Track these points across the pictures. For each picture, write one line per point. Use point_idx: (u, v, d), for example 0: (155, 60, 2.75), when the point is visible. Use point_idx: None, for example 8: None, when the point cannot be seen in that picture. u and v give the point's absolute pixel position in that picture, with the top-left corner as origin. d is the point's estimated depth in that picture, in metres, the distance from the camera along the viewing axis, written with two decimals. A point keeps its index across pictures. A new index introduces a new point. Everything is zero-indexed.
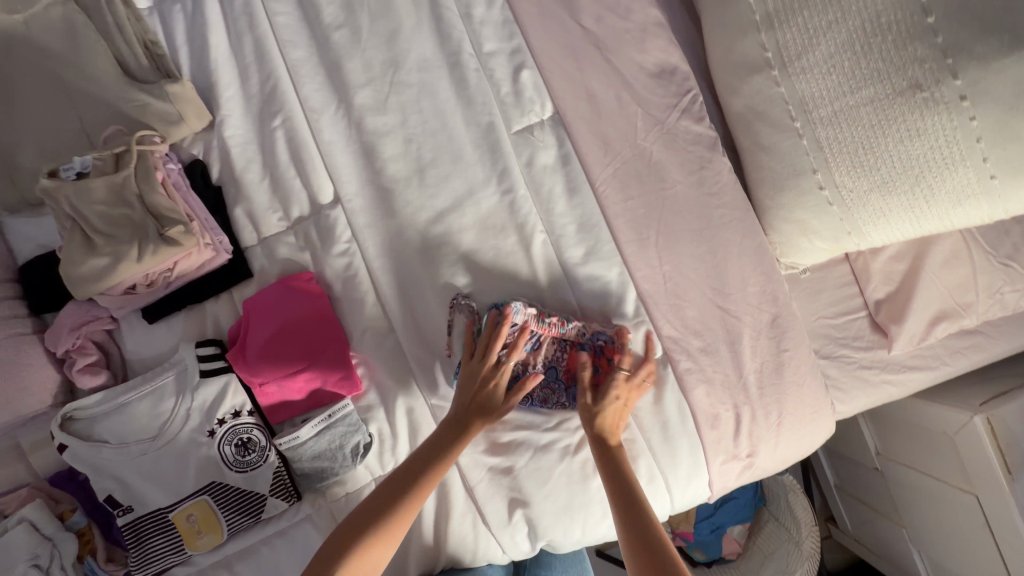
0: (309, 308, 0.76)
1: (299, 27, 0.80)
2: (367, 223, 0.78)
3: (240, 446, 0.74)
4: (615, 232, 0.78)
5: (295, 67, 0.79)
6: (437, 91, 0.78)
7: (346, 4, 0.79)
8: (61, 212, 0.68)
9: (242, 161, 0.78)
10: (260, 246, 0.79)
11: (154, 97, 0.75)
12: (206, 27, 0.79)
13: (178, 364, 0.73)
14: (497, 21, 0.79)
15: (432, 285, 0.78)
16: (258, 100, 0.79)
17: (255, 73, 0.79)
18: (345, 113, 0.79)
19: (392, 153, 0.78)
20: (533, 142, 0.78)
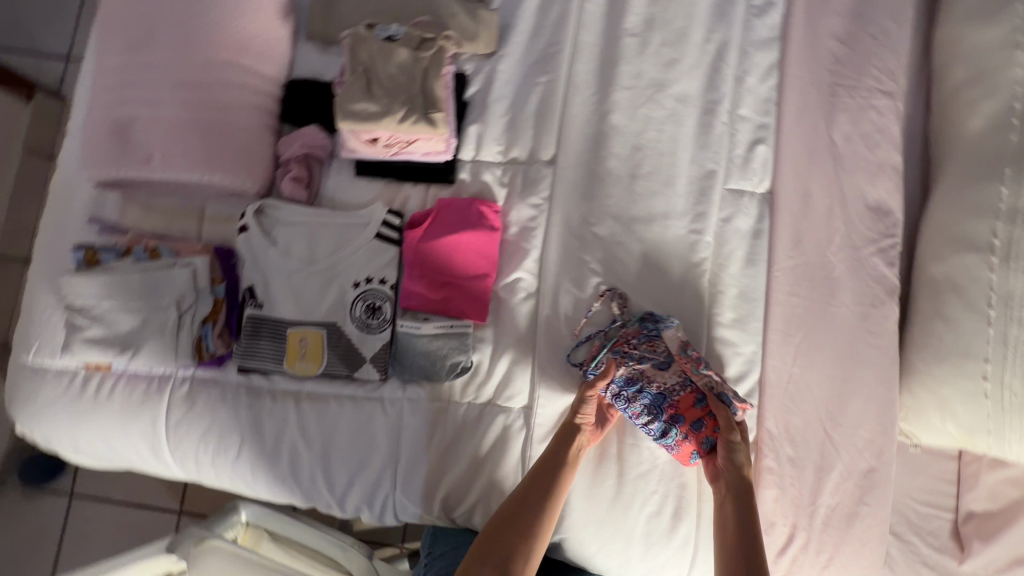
0: (484, 232, 0.83)
1: (600, 14, 0.89)
2: (566, 194, 0.85)
3: (369, 308, 0.81)
4: (767, 316, 0.82)
5: (580, 44, 0.88)
6: (682, 123, 0.85)
7: (648, 17, 0.88)
8: (362, 58, 0.79)
9: (497, 92, 0.88)
10: (470, 163, 0.87)
11: (466, 11, 0.86)
12: None
13: (364, 217, 0.82)
14: (761, 96, 0.86)
15: (592, 272, 0.83)
16: (536, 53, 0.88)
17: (546, 32, 0.88)
18: (598, 99, 0.87)
19: (618, 151, 0.86)
20: (739, 206, 0.84)
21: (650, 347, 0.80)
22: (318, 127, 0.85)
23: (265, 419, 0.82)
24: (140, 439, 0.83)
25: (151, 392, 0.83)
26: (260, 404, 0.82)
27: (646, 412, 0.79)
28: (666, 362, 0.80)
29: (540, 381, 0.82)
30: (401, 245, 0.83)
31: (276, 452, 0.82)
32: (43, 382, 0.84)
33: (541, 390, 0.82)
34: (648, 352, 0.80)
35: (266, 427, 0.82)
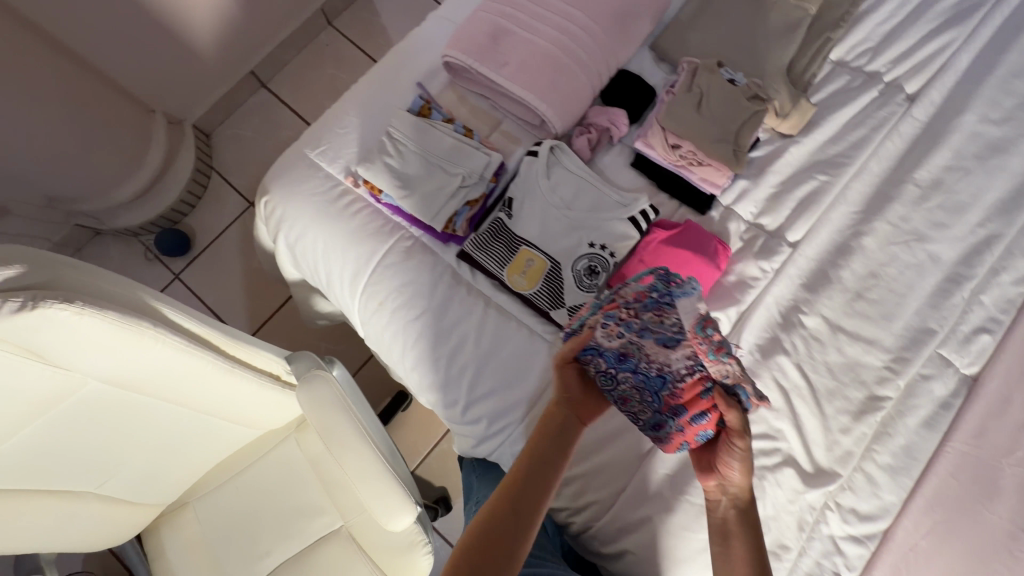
0: (710, 268, 0.90)
1: (894, 156, 0.98)
2: (792, 277, 0.92)
3: (590, 270, 0.89)
4: (919, 480, 0.84)
5: (866, 170, 0.97)
6: (925, 278, 0.91)
7: (937, 180, 0.95)
8: (700, 84, 0.91)
9: (777, 167, 0.97)
10: (725, 207, 0.96)
11: (789, 95, 0.98)
12: (851, 99, 1.00)
13: (625, 199, 0.92)
14: (1005, 296, 0.91)
15: (783, 350, 0.88)
16: (826, 156, 0.98)
17: (843, 145, 0.98)
18: (859, 219, 0.95)
19: (856, 268, 0.92)
20: (941, 373, 0.87)
21: (658, 317, 0.76)
22: (625, 114, 0.97)
23: (455, 303, 0.91)
24: (348, 262, 0.94)
25: (382, 232, 0.94)
26: (456, 288, 0.92)
27: (634, 391, 0.75)
28: (675, 340, 0.74)
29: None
30: (641, 237, 0.91)
31: (446, 334, 0.90)
32: (312, 175, 0.98)
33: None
34: (654, 324, 0.76)
35: (449, 308, 0.91)
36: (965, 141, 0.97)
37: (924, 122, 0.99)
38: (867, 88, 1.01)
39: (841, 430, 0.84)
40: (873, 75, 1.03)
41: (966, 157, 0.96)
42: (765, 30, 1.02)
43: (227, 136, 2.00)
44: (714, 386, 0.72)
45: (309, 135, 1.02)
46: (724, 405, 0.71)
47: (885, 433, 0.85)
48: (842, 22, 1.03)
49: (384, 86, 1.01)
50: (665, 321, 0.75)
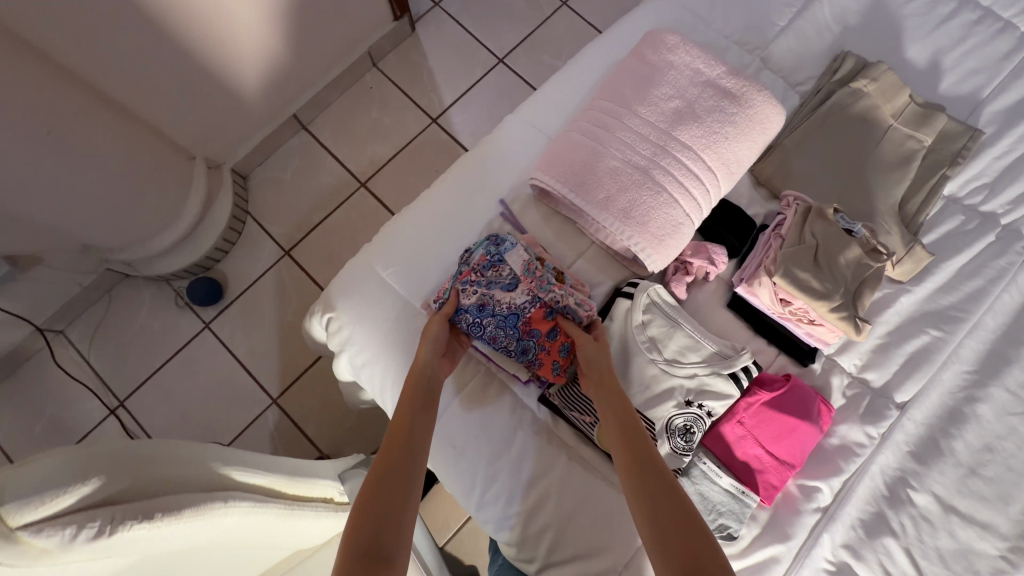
0: (814, 433, 0.83)
1: (1009, 311, 0.91)
2: (899, 445, 0.86)
3: (686, 431, 0.82)
4: None
5: (979, 325, 0.90)
6: None
7: None
8: (817, 233, 0.84)
9: (886, 317, 0.90)
10: (828, 358, 0.89)
11: (902, 238, 0.91)
12: (967, 244, 0.93)
13: (727, 352, 0.84)
14: None
15: (889, 529, 0.82)
16: (938, 307, 0.91)
17: (956, 296, 0.91)
18: (971, 380, 0.88)
19: (968, 437, 0.86)
20: None
21: (495, 272, 0.81)
22: (726, 250, 0.89)
23: (535, 454, 0.85)
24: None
25: (460, 370, 0.87)
26: (540, 438, 0.86)
27: (500, 334, 0.80)
28: (512, 285, 0.80)
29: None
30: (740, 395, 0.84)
31: (525, 489, 0.84)
32: (383, 298, 0.91)
33: None
34: (492, 278, 0.81)
35: (531, 460, 0.85)
36: None
37: None
38: (984, 231, 0.94)
39: None
40: (989, 217, 0.95)
41: None
42: (876, 161, 0.95)
43: (261, 178, 1.83)
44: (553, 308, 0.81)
45: (380, 250, 0.94)
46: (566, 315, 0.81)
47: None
48: (960, 157, 0.95)
49: (465, 203, 0.95)
50: (501, 274, 0.80)
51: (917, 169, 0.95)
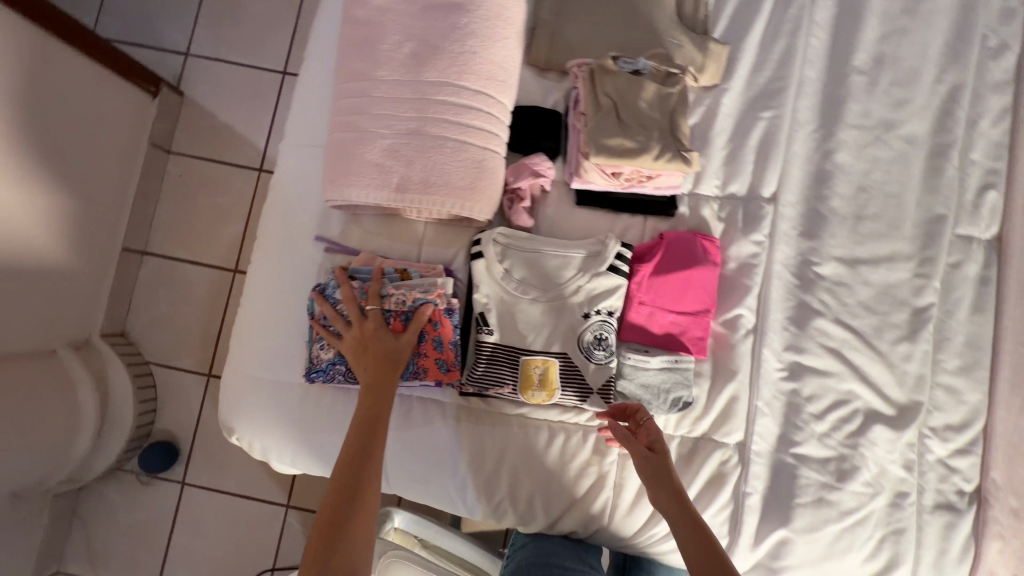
0: (709, 270, 0.83)
1: (824, 52, 0.89)
2: (788, 233, 0.86)
3: (598, 340, 0.81)
4: (994, 365, 0.82)
5: (804, 82, 0.88)
6: (911, 166, 0.85)
7: (878, 57, 0.87)
8: (606, 93, 0.80)
9: (719, 128, 0.88)
10: (690, 196, 0.87)
11: (692, 44, 0.86)
12: (756, 11, 0.89)
13: (594, 250, 0.82)
14: (992, 140, 0.86)
15: (815, 312, 0.83)
16: (759, 89, 0.88)
17: (771, 68, 0.88)
18: (821, 137, 0.87)
19: (841, 189, 0.86)
20: (967, 250, 0.84)
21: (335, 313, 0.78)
22: (544, 156, 0.85)
23: (485, 441, 0.83)
24: None
25: None
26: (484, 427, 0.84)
27: None
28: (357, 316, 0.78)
29: (761, 420, 0.82)
30: (631, 279, 0.82)
31: (495, 475, 0.83)
32: (267, 398, 0.86)
33: (761, 428, 0.82)
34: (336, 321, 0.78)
35: (487, 450, 0.83)
36: None
37: None
38: None
39: (904, 358, 0.82)
40: None
41: (896, 16, 0.88)
42: None
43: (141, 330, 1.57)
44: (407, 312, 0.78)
45: (241, 354, 0.88)
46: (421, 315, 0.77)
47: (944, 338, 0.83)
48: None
49: (287, 260, 0.87)
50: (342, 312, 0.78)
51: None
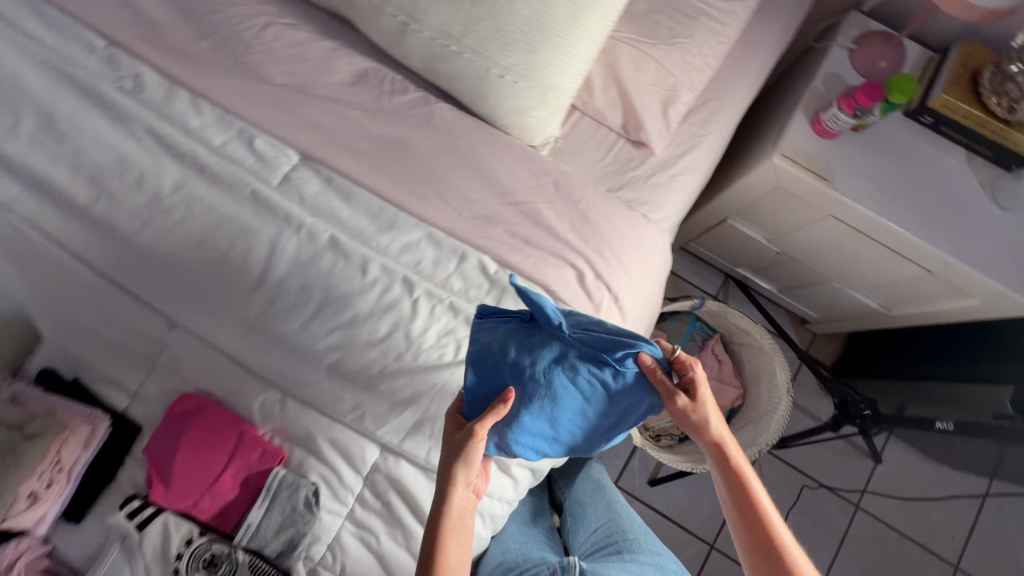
0: (197, 432, 0.90)
1: (175, 139, 1.01)
2: (284, 281, 0.97)
3: (208, 563, 0.86)
4: (391, 245, 0.99)
5: (270, 195, 0.99)
6: (300, 188, 1.00)
7: (245, 141, 1.02)
8: (178, 308, 0.97)
9: (256, 279, 0.97)
10: (247, 342, 0.96)
11: (225, 205, 0.99)
12: (169, 152, 1.01)
13: (117, 532, 0.87)
14: (314, 125, 1.03)
15: (359, 326, 0.96)
16: (268, 197, 0.99)
17: (202, 200, 1.00)
18: (262, 202, 0.99)
19: (272, 201, 0.99)
20: (384, 205, 1.00)
21: None
22: (96, 411, 0.90)
23: None
24: None
25: None
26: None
27: None
28: None
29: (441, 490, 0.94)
30: (161, 504, 0.88)
31: None
32: None
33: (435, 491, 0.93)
34: None
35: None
36: (224, 59, 1.04)
37: (188, 107, 1.03)
38: (98, 171, 1.00)
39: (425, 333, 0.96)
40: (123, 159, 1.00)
41: (236, 72, 1.04)
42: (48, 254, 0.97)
43: None
44: None
45: None
46: None
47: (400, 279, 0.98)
48: (61, 357, 0.96)
49: None
50: None
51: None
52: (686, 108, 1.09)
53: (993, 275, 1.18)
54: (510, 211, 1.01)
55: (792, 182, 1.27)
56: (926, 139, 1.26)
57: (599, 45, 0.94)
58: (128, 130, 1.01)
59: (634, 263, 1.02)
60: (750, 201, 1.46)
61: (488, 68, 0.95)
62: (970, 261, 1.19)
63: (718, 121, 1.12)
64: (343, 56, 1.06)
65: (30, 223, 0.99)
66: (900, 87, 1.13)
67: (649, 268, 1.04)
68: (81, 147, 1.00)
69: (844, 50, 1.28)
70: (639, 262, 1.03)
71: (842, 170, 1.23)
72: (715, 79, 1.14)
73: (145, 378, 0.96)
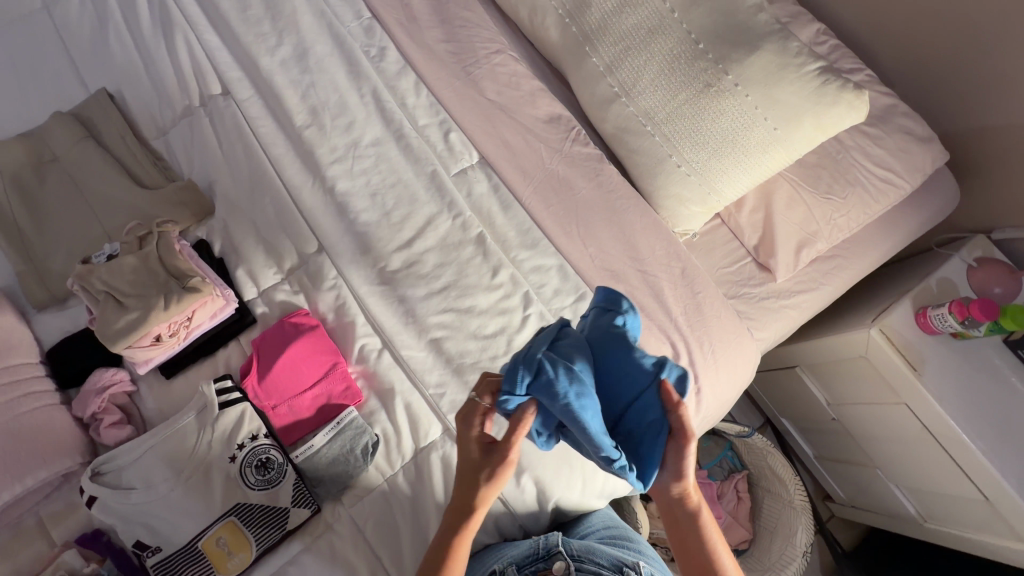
0: (302, 344, 0.98)
1: (389, 105, 1.18)
2: (425, 252, 1.08)
3: (260, 466, 0.90)
4: (525, 261, 1.09)
5: (444, 178, 1.13)
6: (470, 185, 1.14)
7: (442, 130, 1.18)
8: (330, 236, 1.08)
9: (403, 240, 1.09)
10: (372, 287, 1.06)
11: (404, 171, 1.14)
12: (379, 113, 1.17)
13: (199, 401, 0.93)
14: (501, 140, 1.18)
15: (472, 316, 1.04)
16: (442, 179, 1.13)
17: (389, 159, 1.14)
18: (435, 181, 1.13)
19: (444, 185, 1.12)
20: (532, 225, 1.12)
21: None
22: (229, 289, 1.00)
23: None
24: (127, 555, 0.87)
25: (93, 537, 0.86)
26: (317, 549, 0.90)
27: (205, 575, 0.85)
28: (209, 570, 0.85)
29: None
30: (247, 393, 0.95)
31: None
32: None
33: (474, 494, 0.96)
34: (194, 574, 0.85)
35: (285, 559, 0.89)
36: (453, 63, 1.23)
37: (410, 87, 1.20)
38: (318, 104, 1.17)
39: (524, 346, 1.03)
40: (342, 103, 1.17)
41: (458, 77, 1.22)
42: (251, 151, 1.13)
43: None
44: (213, 552, 0.86)
45: None
46: (219, 558, 0.85)
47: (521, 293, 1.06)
48: (219, 235, 1.08)
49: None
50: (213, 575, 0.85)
51: (127, 253, 0.97)
52: (817, 254, 1.18)
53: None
54: (636, 276, 1.10)
55: (880, 358, 1.33)
56: (1018, 372, 1.31)
57: (769, 174, 1.08)
58: (358, 86, 1.19)
59: (725, 367, 1.09)
60: (829, 358, 1.52)
61: (668, 154, 1.08)
62: None
63: (839, 277, 1.21)
64: (548, 98, 1.21)
65: (249, 122, 1.15)
66: (1014, 316, 1.22)
67: (734, 378, 1.10)
68: (316, 82, 1.18)
69: (964, 264, 1.37)
70: (729, 369, 1.09)
71: (932, 366, 1.29)
72: (847, 241, 1.24)
73: (278, 282, 1.07)
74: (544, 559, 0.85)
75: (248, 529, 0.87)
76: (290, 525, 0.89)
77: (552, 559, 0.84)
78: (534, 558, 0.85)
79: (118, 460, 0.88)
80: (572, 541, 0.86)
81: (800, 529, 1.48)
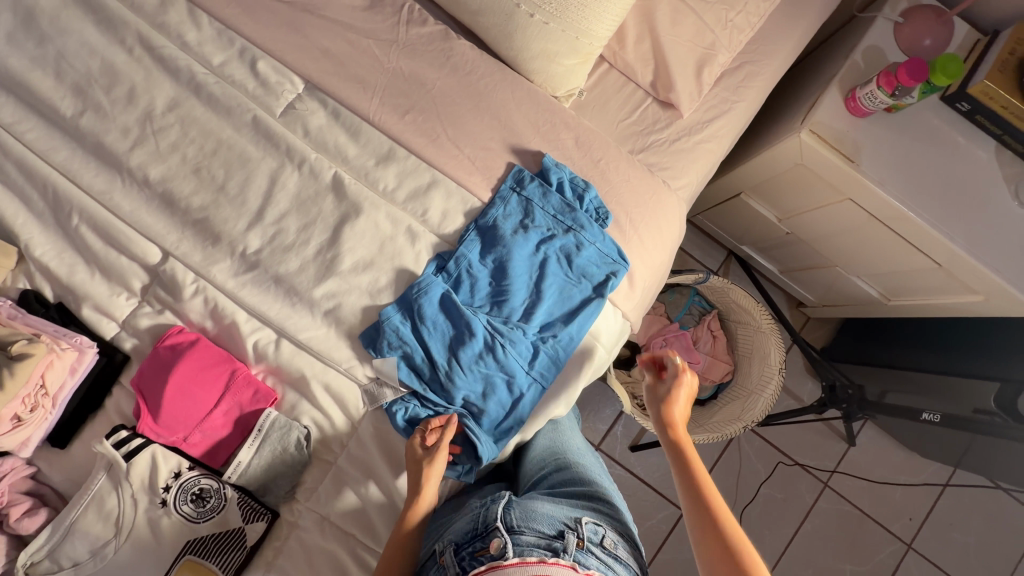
0: (183, 365, 0.86)
1: (167, 53, 0.94)
2: (281, 218, 0.92)
3: (195, 499, 0.85)
4: (398, 189, 0.94)
5: (269, 123, 0.93)
6: (302, 120, 0.94)
7: (245, 64, 0.95)
8: (168, 237, 0.92)
9: (251, 213, 0.92)
10: (238, 279, 0.92)
11: (221, 130, 0.93)
12: (161, 68, 0.94)
13: (103, 460, 0.85)
14: (320, 51, 0.95)
15: (358, 272, 0.91)
16: (268, 124, 0.93)
17: (195, 121, 0.93)
18: (261, 130, 0.93)
19: (272, 132, 0.93)
20: (392, 144, 0.95)
21: None
22: (78, 338, 0.86)
23: None
24: None
25: None
26: (289, 550, 0.88)
27: None
28: None
29: None
30: (149, 435, 0.86)
31: None
32: None
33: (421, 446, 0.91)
34: None
35: (260, 571, 0.87)
36: None
37: (184, 21, 0.95)
38: (82, 81, 0.93)
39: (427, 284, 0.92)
40: (110, 69, 0.93)
41: None
42: (29, 168, 0.92)
43: None
44: None
45: None
46: None
47: (402, 228, 0.93)
48: (43, 278, 0.92)
49: None
50: None
51: None
52: (721, 70, 1.02)
53: (1000, 274, 1.17)
54: (526, 164, 0.96)
55: (814, 160, 1.23)
56: (957, 127, 1.22)
57: None
58: (121, 40, 0.94)
59: (649, 230, 0.98)
60: (768, 175, 1.42)
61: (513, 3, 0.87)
62: (980, 256, 1.17)
63: (752, 86, 1.06)
64: None
65: (12, 133, 0.93)
66: (946, 68, 1.09)
67: (662, 239, 1.00)
68: (66, 53, 0.93)
69: (890, 23, 1.20)
70: (653, 231, 0.99)
71: (868, 152, 1.19)
72: (752, 41, 1.07)
73: (135, 307, 0.93)
74: (481, 536, 0.75)
75: (208, 559, 0.84)
76: (253, 541, 0.87)
77: (489, 535, 0.74)
78: (472, 540, 0.75)
79: (42, 546, 0.82)
80: (508, 513, 0.76)
81: (772, 348, 1.51)
